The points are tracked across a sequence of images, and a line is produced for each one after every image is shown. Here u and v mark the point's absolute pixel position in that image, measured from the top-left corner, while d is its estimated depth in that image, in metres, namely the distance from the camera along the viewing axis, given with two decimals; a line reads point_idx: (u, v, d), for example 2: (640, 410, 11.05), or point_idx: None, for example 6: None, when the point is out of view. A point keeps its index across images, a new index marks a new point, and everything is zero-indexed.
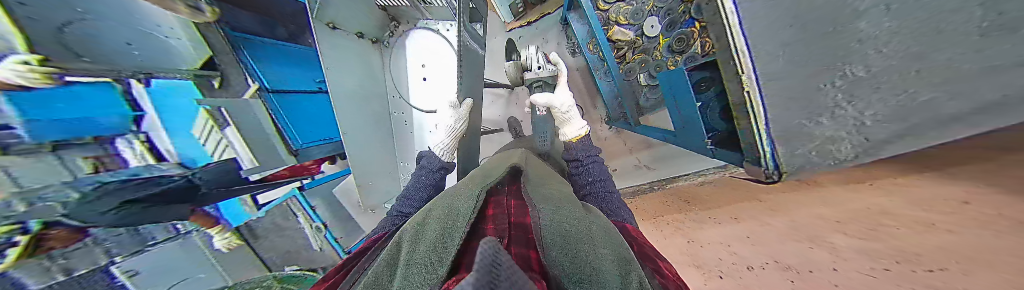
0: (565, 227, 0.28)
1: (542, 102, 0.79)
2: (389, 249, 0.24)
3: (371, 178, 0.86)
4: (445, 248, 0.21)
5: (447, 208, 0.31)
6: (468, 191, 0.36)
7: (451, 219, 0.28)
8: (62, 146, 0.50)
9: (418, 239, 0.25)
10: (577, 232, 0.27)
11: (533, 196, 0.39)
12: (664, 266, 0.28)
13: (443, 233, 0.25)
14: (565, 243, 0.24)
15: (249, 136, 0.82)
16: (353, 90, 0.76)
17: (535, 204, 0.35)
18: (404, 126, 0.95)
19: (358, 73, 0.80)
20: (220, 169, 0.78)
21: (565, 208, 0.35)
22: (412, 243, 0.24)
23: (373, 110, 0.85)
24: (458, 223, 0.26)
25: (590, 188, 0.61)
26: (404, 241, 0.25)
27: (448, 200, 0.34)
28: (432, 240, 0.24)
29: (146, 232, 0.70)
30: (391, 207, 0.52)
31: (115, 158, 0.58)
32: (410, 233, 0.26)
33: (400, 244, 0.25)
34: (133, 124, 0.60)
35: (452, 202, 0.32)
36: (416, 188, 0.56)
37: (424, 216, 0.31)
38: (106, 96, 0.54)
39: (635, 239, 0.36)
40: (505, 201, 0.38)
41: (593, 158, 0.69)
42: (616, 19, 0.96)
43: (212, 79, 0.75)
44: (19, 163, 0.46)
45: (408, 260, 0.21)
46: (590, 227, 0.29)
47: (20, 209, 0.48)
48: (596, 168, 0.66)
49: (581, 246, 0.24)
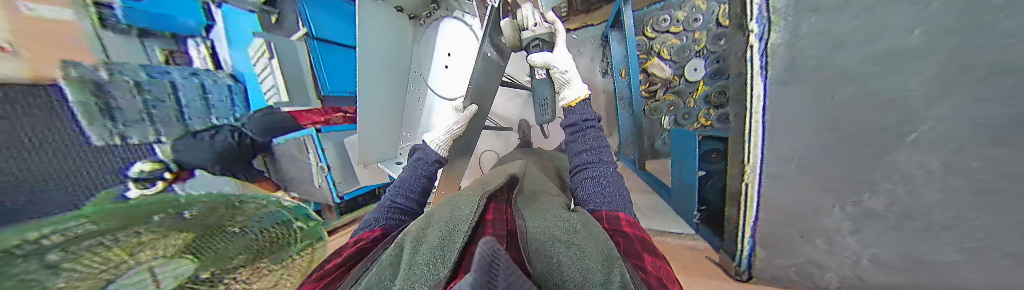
0: (559, 229, 0.30)
1: (540, 62, 0.65)
2: (392, 248, 0.27)
3: (376, 140, 0.90)
4: (450, 246, 0.24)
5: (446, 216, 0.33)
6: (463, 201, 0.39)
7: (453, 223, 0.31)
8: (146, 33, 0.73)
9: (420, 241, 0.27)
10: (568, 228, 0.31)
11: (523, 204, 0.40)
12: (649, 260, 0.31)
13: (443, 235, 0.28)
14: (554, 239, 0.27)
15: (287, 69, 1.04)
16: (378, 59, 0.82)
17: (525, 212, 0.37)
18: (417, 106, 0.97)
19: (388, 44, 0.83)
20: (265, 121, 0.99)
21: (553, 208, 0.38)
22: (414, 245, 0.27)
23: (394, 84, 0.89)
24: (457, 227, 0.29)
25: (582, 159, 0.56)
26: (407, 242, 0.28)
27: (450, 208, 0.36)
28: (433, 242, 0.26)
29: (201, 137, 0.82)
30: (384, 198, 0.54)
31: (184, 55, 0.81)
32: (409, 238, 0.29)
33: (400, 245, 0.28)
34: (202, 30, 0.85)
35: (454, 209, 0.35)
36: (411, 179, 0.59)
37: (427, 221, 0.33)
38: (188, 5, 0.81)
39: (623, 231, 0.37)
40: (502, 206, 0.39)
41: (591, 122, 0.60)
42: (659, 51, 0.92)
43: (270, 15, 1.02)
44: (113, 36, 0.66)
45: (412, 261, 0.23)
46: (582, 227, 0.31)
47: (103, 75, 0.62)
48: (591, 133, 0.59)
49: (574, 247, 0.26)
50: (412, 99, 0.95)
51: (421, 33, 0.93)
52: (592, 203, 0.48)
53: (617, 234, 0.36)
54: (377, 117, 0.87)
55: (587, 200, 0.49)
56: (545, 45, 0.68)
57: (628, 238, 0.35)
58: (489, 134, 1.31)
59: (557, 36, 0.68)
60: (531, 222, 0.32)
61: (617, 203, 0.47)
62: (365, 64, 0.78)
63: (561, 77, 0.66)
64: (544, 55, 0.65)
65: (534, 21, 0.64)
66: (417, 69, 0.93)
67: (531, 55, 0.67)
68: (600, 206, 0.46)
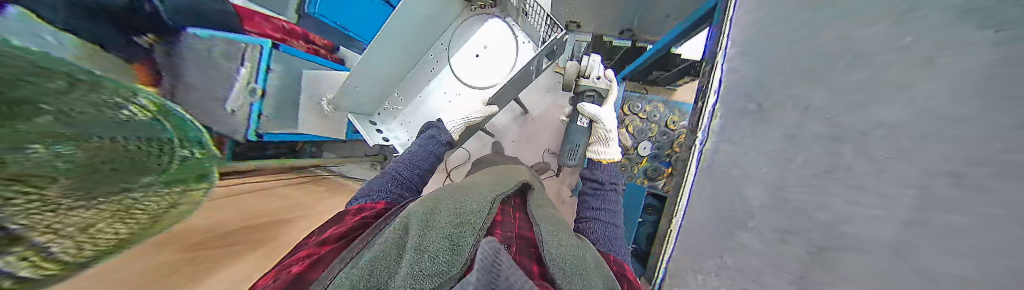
0: (568, 247, 0.35)
1: (589, 111, 0.77)
2: (398, 226, 0.31)
3: (359, 86, 0.80)
4: (453, 243, 0.29)
5: (459, 205, 0.38)
6: (481, 197, 0.42)
7: (461, 216, 0.35)
8: None
9: (429, 226, 0.32)
10: (574, 247, 0.36)
11: (536, 214, 0.45)
12: None
13: (451, 224, 0.32)
14: (569, 256, 0.33)
15: None
16: (417, 17, 0.74)
17: (537, 223, 0.41)
18: (427, 79, 0.91)
19: (433, 8, 0.76)
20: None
21: (564, 228, 0.43)
22: (420, 229, 0.31)
23: (416, 46, 0.82)
24: (466, 219, 0.34)
25: (593, 213, 0.57)
26: (414, 224, 0.31)
27: (461, 198, 0.41)
28: (438, 232, 0.30)
29: None
30: (387, 168, 0.59)
31: None
32: (415, 215, 0.33)
33: (406, 224, 0.31)
34: None
35: (465, 201, 0.40)
36: (417, 159, 0.65)
37: (433, 205, 0.37)
38: None
39: (626, 275, 0.38)
40: (511, 211, 0.45)
41: (614, 185, 0.64)
42: (627, 125, 1.15)
43: None
44: None
45: (417, 240, 0.29)
46: (585, 254, 0.36)
47: None
48: (612, 196, 0.61)
49: (580, 270, 0.31)
50: (427, 70, 0.90)
51: (468, 19, 0.88)
52: (603, 246, 0.47)
53: (621, 275, 0.37)
54: (375, 68, 0.76)
55: (598, 241, 0.48)
56: (597, 98, 0.82)
57: (628, 280, 0.37)
58: (476, 140, 1.28)
59: (608, 97, 0.83)
60: (547, 233, 0.37)
61: (617, 250, 0.47)
62: (401, 14, 0.69)
63: (603, 133, 0.78)
64: (595, 109, 0.78)
65: (597, 76, 0.80)
66: (443, 43, 0.88)
67: (583, 102, 0.79)
68: (608, 250, 0.45)
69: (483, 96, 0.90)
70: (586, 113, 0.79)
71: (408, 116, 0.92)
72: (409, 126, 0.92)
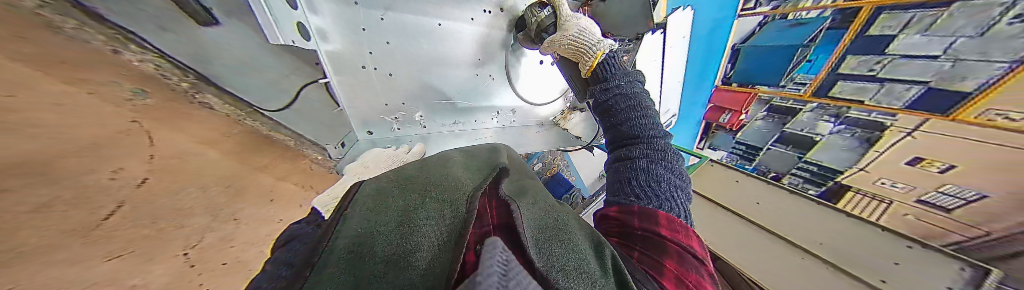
0: (546, 218, 0.27)
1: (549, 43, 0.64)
2: (330, 265, 0.15)
3: None
4: (409, 265, 0.15)
5: (414, 208, 0.23)
6: (446, 189, 0.27)
7: (415, 223, 0.20)
8: None
9: (393, 246, 0.17)
10: (549, 213, 0.29)
11: (507, 189, 0.32)
12: (672, 269, 0.23)
13: (412, 236, 0.18)
14: (552, 223, 0.26)
15: None
16: None
17: (517, 199, 0.29)
18: (466, 14, 0.60)
19: None
20: None
21: (542, 197, 0.35)
22: (368, 257, 0.15)
23: None
24: (424, 220, 0.21)
25: (626, 129, 0.46)
26: (363, 253, 0.16)
27: (412, 196, 0.25)
28: (390, 257, 0.15)
29: None
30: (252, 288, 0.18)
31: None
32: (353, 235, 0.19)
33: (343, 261, 0.15)
34: None
35: (415, 199, 0.24)
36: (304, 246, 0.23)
37: (371, 222, 0.20)
38: None
39: (658, 233, 0.28)
40: (481, 195, 0.29)
41: (609, 90, 0.53)
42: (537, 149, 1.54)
43: None
44: None
45: (355, 277, 0.13)
46: (564, 217, 0.29)
47: None
48: (620, 103, 0.50)
49: (567, 237, 0.23)
50: (477, 6, 0.61)
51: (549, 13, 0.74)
52: (622, 190, 0.38)
53: (625, 248, 0.29)
54: None
55: (619, 191, 0.38)
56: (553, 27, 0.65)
57: (646, 235, 0.28)
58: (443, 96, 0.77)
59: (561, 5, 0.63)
60: (526, 210, 0.27)
61: (666, 199, 0.34)
62: None
63: (579, 44, 0.58)
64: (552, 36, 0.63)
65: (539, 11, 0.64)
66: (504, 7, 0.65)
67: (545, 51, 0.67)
68: (624, 195, 0.36)
69: (513, 105, 0.89)
70: (557, 47, 0.63)
71: (382, 23, 0.52)
72: (370, 35, 0.52)
